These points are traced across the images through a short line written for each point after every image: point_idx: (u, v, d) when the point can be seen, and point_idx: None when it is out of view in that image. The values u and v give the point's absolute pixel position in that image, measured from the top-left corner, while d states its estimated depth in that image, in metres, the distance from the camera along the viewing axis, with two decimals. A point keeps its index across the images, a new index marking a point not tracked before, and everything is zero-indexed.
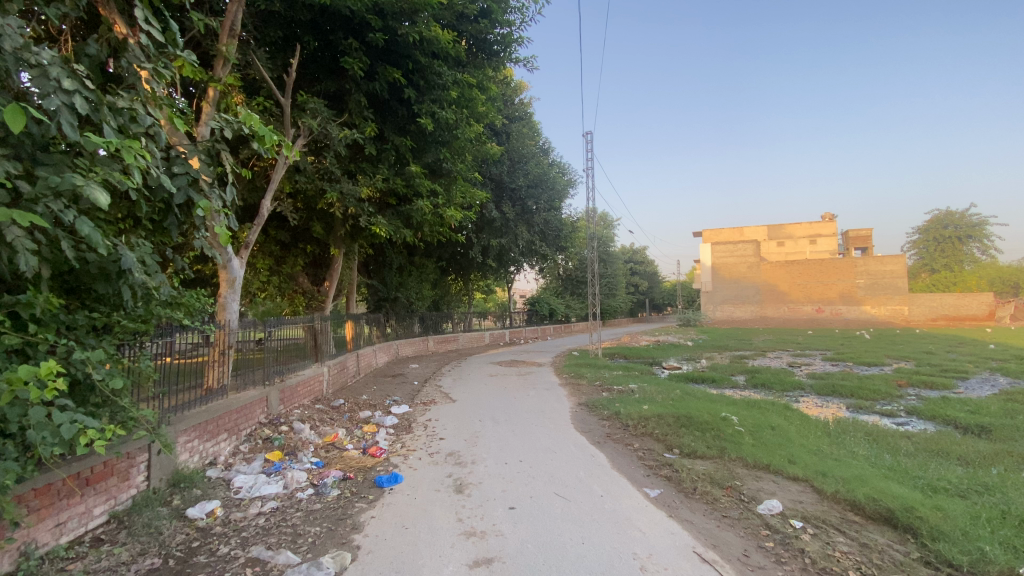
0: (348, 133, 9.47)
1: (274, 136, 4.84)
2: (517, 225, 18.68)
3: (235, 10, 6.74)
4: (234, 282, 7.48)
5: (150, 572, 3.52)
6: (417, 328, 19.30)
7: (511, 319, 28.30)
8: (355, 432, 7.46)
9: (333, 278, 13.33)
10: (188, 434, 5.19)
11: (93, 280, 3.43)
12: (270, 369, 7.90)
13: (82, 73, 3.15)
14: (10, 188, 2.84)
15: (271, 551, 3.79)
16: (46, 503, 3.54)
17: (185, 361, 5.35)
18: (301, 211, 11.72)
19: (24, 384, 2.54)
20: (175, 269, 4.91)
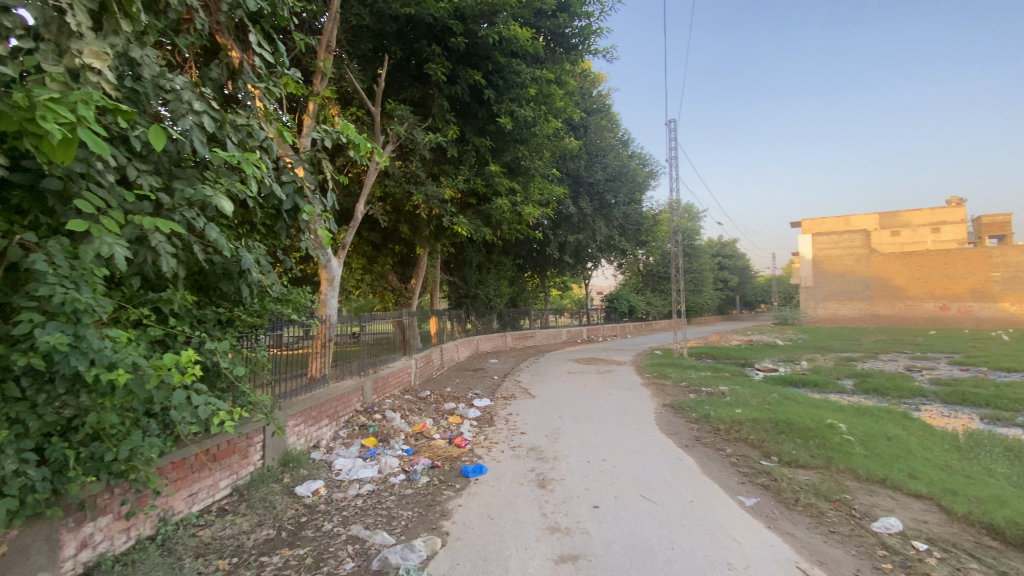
0: (433, 137, 9.83)
1: (368, 143, 5.18)
2: (595, 221, 18.36)
3: (331, 27, 7.24)
4: (332, 280, 8.09)
5: (267, 542, 3.92)
6: (496, 325, 19.66)
7: (589, 316, 27.94)
8: (441, 422, 7.78)
9: (418, 276, 13.96)
10: (296, 418, 5.71)
11: (219, 279, 3.89)
12: (364, 361, 8.47)
13: (208, 95, 3.58)
14: (153, 200, 3.27)
15: (368, 530, 4.07)
16: (182, 475, 4.05)
17: (292, 351, 5.86)
18: (390, 214, 12.40)
19: (170, 370, 2.91)
20: (285, 268, 5.41)
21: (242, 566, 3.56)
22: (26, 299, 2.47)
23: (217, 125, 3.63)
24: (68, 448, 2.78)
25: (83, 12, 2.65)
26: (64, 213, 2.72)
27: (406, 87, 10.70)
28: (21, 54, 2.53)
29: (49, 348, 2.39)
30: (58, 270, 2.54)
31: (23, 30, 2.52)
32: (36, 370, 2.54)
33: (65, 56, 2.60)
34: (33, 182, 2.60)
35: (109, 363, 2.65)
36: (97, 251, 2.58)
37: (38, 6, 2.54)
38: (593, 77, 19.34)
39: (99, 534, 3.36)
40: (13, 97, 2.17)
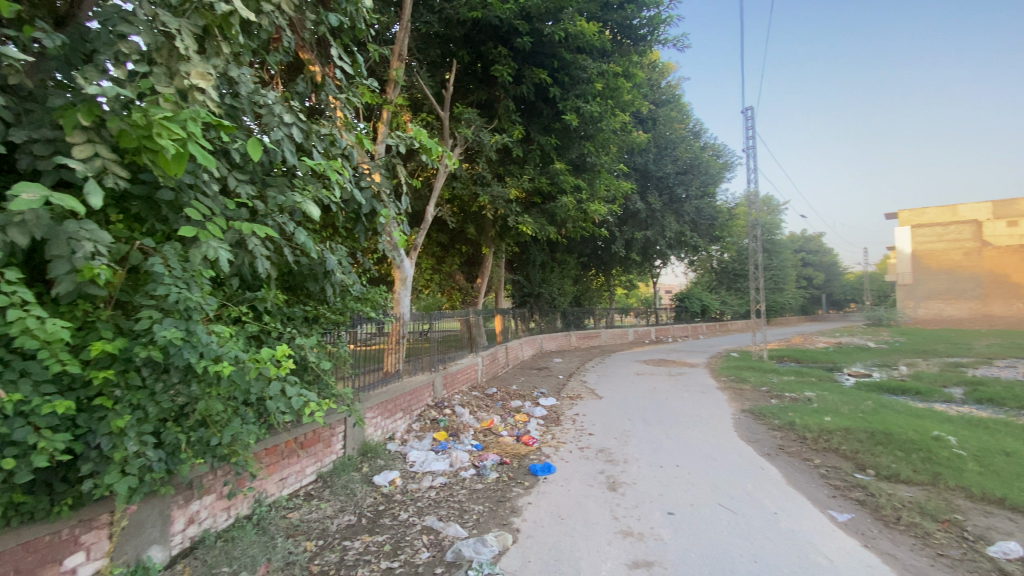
0: (499, 138, 9.93)
1: (439, 147, 5.33)
2: (665, 216, 17.69)
3: (403, 36, 7.52)
4: (405, 279, 8.43)
5: (349, 527, 4.16)
6: (561, 325, 19.55)
7: (657, 316, 27.07)
8: (509, 419, 7.87)
9: (484, 275, 14.19)
10: (373, 411, 6.01)
11: (306, 280, 4.18)
12: (435, 357, 8.75)
13: (296, 109, 3.85)
14: (250, 207, 3.57)
15: (441, 522, 4.19)
16: (274, 460, 4.38)
17: (370, 348, 6.16)
18: (458, 215, 12.71)
19: (266, 363, 3.17)
20: (363, 269, 5.71)
21: (327, 549, 3.80)
22: (147, 298, 2.77)
23: (303, 136, 3.90)
24: (180, 433, 3.09)
25: (189, 37, 2.93)
26: (175, 220, 3.03)
27: (472, 90, 10.88)
28: (138, 77, 2.82)
29: (167, 341, 2.67)
30: (172, 272, 2.83)
31: (139, 55, 2.81)
32: (155, 362, 2.85)
33: (175, 78, 2.88)
34: (150, 193, 2.91)
35: (215, 356, 2.92)
36: (204, 254, 2.85)
37: (152, 34, 2.83)
38: (662, 67, 18.67)
39: (204, 512, 3.71)
40: (133, 117, 2.44)
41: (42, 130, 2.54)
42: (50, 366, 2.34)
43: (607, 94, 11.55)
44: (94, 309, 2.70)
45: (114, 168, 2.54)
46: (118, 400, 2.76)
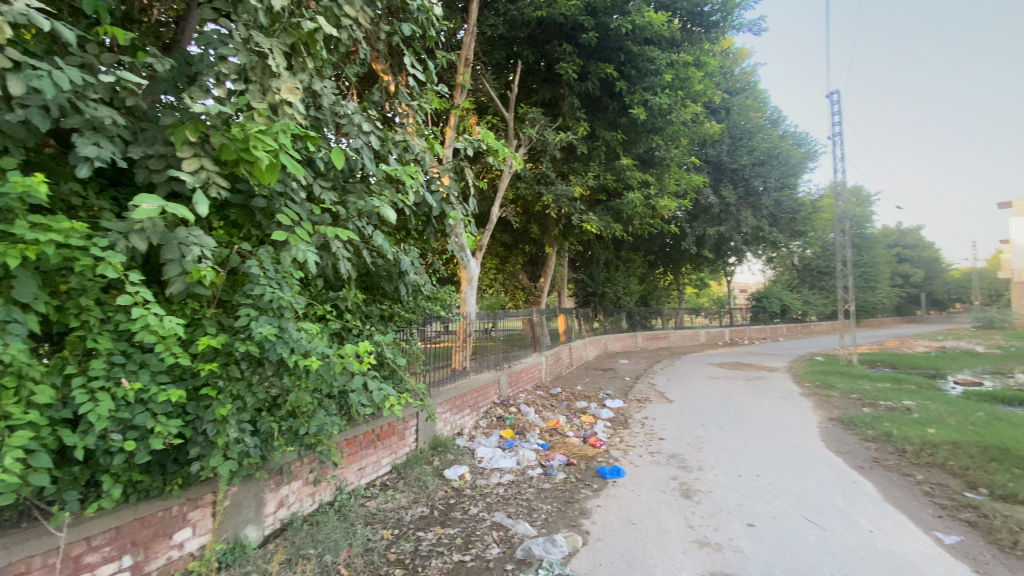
0: (564, 136, 9.86)
1: (506, 148, 5.37)
2: (739, 210, 16.72)
3: (470, 41, 7.67)
4: (472, 278, 8.60)
5: (422, 519, 4.30)
6: (627, 325, 19.11)
7: (730, 317, 25.72)
8: (575, 420, 7.81)
9: (548, 275, 14.16)
10: (443, 407, 6.19)
11: (382, 280, 4.39)
12: (500, 356, 8.88)
13: (372, 117, 4.06)
14: (332, 212, 3.80)
15: (510, 519, 4.23)
16: (354, 450, 4.62)
17: (438, 345, 6.34)
18: (522, 215, 12.78)
19: (349, 358, 3.36)
20: (433, 269, 5.89)
21: (403, 538, 3.96)
22: (245, 297, 3.03)
23: (380, 143, 4.10)
24: (272, 422, 3.34)
25: (280, 55, 3.17)
26: (268, 226, 3.29)
27: (537, 89, 10.89)
28: (235, 94, 3.08)
29: (263, 337, 2.90)
30: (266, 273, 3.07)
31: (236, 74, 3.06)
32: (251, 356, 3.10)
33: (267, 94, 3.11)
34: (246, 201, 3.17)
35: (304, 351, 3.13)
36: (294, 256, 3.07)
37: (247, 54, 3.08)
38: (735, 53, 17.71)
39: (292, 497, 3.99)
40: (232, 132, 2.66)
41: (157, 147, 2.84)
42: (165, 359, 2.61)
43: (676, 85, 11.14)
44: (200, 308, 2.99)
45: (216, 180, 2.79)
46: (221, 390, 3.03)
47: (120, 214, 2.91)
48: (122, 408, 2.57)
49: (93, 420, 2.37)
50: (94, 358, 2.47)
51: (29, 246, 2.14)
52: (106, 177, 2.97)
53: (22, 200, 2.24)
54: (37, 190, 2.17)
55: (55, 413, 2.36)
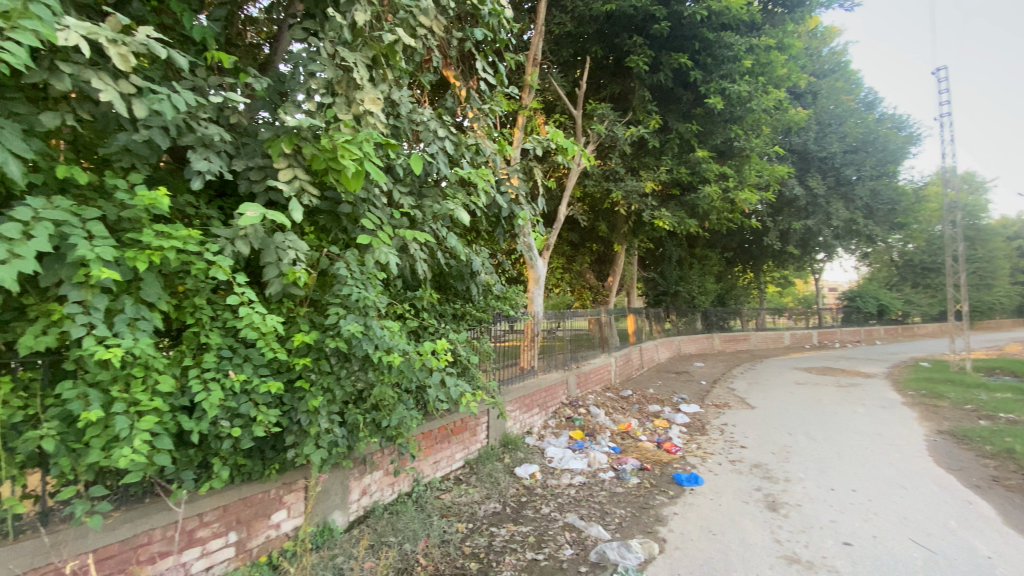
0: (634, 130, 9.61)
1: (576, 146, 5.31)
2: (829, 202, 15.43)
3: (538, 41, 7.67)
4: (539, 278, 8.61)
5: (495, 514, 4.38)
6: (701, 325, 18.28)
7: (818, 318, 23.81)
8: (647, 423, 7.59)
9: (616, 274, 13.86)
10: (513, 405, 6.26)
11: (455, 279, 4.52)
12: (568, 356, 8.82)
13: (447, 122, 4.20)
14: (409, 216, 3.97)
15: (583, 521, 4.20)
16: (430, 444, 4.78)
17: (507, 344, 6.41)
18: (590, 213, 12.62)
19: (428, 355, 3.50)
20: (503, 269, 5.95)
21: (477, 532, 4.04)
22: (334, 297, 3.24)
23: (454, 147, 4.23)
24: (358, 414, 3.54)
25: (363, 68, 3.34)
26: (353, 230, 3.50)
27: (605, 85, 10.69)
28: (324, 108, 3.30)
29: (350, 333, 3.09)
30: (353, 274, 3.27)
31: (325, 88, 3.28)
32: (340, 351, 3.31)
33: (352, 105, 3.30)
34: (334, 207, 3.38)
35: (387, 347, 3.28)
36: (377, 258, 3.26)
37: (333, 69, 3.29)
38: (823, 32, 16.38)
39: (373, 486, 4.21)
40: (322, 142, 2.85)
41: (256, 159, 3.10)
42: (266, 354, 2.85)
43: (756, 71, 10.50)
44: (295, 306, 3.23)
45: (308, 188, 3.01)
46: (313, 382, 3.26)
47: (226, 222, 3.21)
48: (230, 397, 2.83)
49: (206, 407, 2.62)
50: (207, 352, 2.74)
51: (154, 252, 2.40)
52: (214, 188, 3.28)
53: (148, 211, 2.52)
54: (160, 203, 2.44)
55: (175, 401, 2.64)
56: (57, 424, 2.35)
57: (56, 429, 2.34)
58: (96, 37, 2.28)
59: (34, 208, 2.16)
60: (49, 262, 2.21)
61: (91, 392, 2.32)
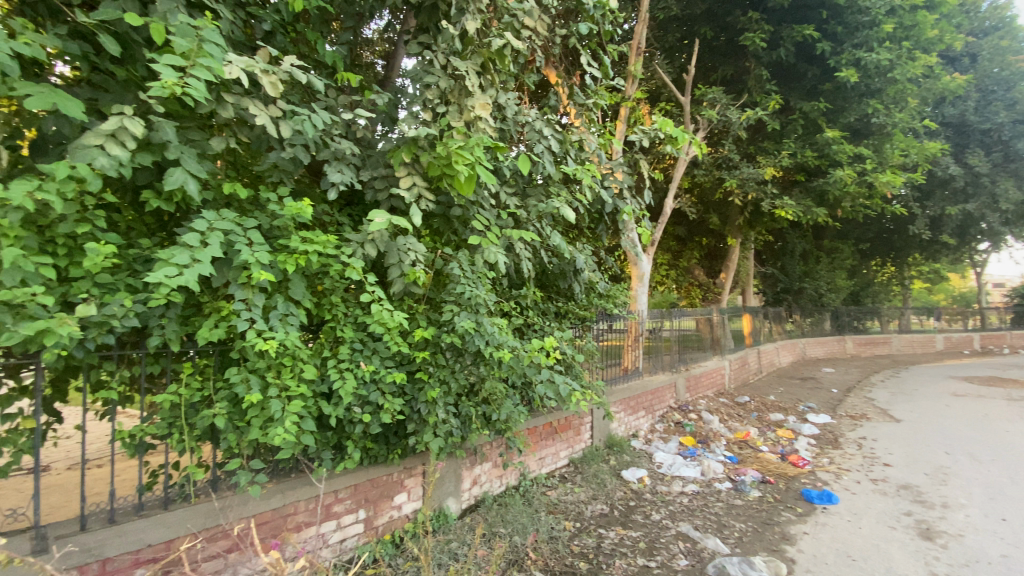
0: (751, 113, 8.86)
1: (686, 135, 5.03)
2: (998, 181, 13.01)
3: (642, 29, 7.42)
4: (643, 276, 8.30)
5: (602, 516, 4.32)
6: (830, 327, 16.38)
7: (983, 319, 20.14)
8: (768, 433, 6.98)
9: (729, 270, 12.90)
10: (618, 406, 6.13)
11: (560, 277, 4.54)
12: (675, 358, 8.41)
13: (552, 120, 4.22)
14: (515, 215, 4.07)
15: (698, 532, 4.00)
16: (535, 440, 4.84)
17: (611, 343, 6.29)
18: (699, 206, 11.91)
19: (537, 352, 3.55)
20: (607, 267, 5.82)
21: (585, 532, 4.02)
22: (449, 295, 3.42)
23: (559, 145, 4.22)
24: (471, 406, 3.71)
25: (473, 75, 3.47)
26: (463, 231, 3.67)
27: (715, 67, 9.99)
28: (437, 116, 3.48)
29: (465, 329, 3.25)
30: (466, 274, 3.44)
31: (439, 98, 3.46)
32: (454, 346, 3.49)
33: (464, 111, 3.44)
34: (446, 210, 3.56)
35: (497, 343, 3.41)
36: (487, 258, 3.39)
37: (446, 79, 3.45)
38: None
39: (483, 476, 4.37)
40: (438, 150, 3.02)
41: (380, 169, 3.37)
42: (391, 347, 3.10)
43: (898, 35, 9.32)
44: (415, 304, 3.46)
45: (425, 194, 3.21)
46: (431, 375, 3.47)
47: (354, 227, 3.52)
48: (362, 386, 3.12)
49: (342, 395, 2.91)
50: (342, 345, 3.05)
51: (300, 256, 2.72)
52: (344, 199, 3.61)
53: (294, 220, 2.85)
54: (305, 212, 2.75)
55: (318, 387, 2.97)
56: (225, 404, 2.75)
57: (225, 408, 2.74)
58: (252, 69, 2.63)
59: (208, 221, 2.54)
60: (219, 266, 2.59)
61: (252, 377, 2.69)
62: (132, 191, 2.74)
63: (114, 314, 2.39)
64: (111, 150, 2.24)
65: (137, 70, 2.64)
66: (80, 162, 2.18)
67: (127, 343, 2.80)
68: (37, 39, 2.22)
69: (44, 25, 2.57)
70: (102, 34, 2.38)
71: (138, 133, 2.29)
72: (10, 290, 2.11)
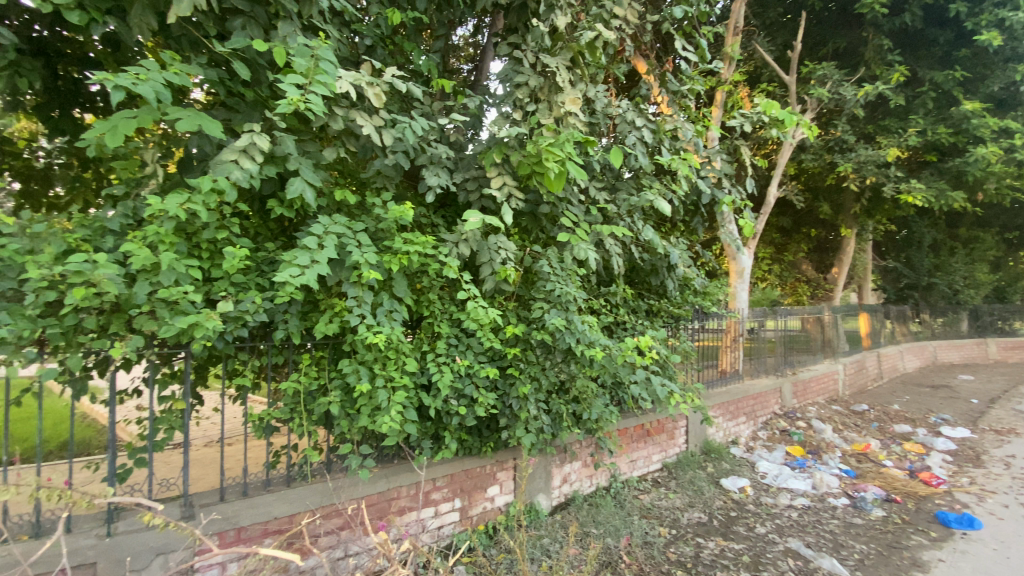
0: (870, 89, 7.94)
1: (795, 116, 4.61)
2: None
3: (740, 7, 6.93)
4: (742, 272, 7.76)
5: (700, 525, 4.13)
6: (968, 328, 14.25)
7: None
8: (892, 446, 6.24)
9: (842, 264, 11.66)
10: (717, 410, 5.79)
11: (652, 273, 4.38)
12: (780, 360, 7.78)
13: (644, 111, 4.07)
14: (604, 211, 3.98)
15: (810, 550, 3.71)
16: (625, 441, 4.71)
17: (707, 343, 5.96)
18: (806, 194, 10.88)
19: (632, 351, 3.44)
20: (703, 262, 5.52)
21: (682, 540, 3.86)
22: (539, 293, 3.43)
23: (652, 136, 4.07)
24: (561, 404, 3.70)
25: (564, 71, 3.43)
26: (552, 228, 3.67)
27: (824, 41, 9.08)
28: (528, 115, 3.50)
29: (556, 327, 3.24)
30: (556, 271, 3.44)
31: (529, 96, 3.47)
32: (545, 343, 3.50)
33: (554, 108, 3.44)
34: (535, 208, 3.58)
35: (589, 341, 3.36)
36: (577, 255, 3.36)
37: (536, 77, 3.45)
38: None
39: (573, 475, 4.34)
40: (528, 148, 3.03)
41: (472, 171, 3.46)
42: (484, 343, 3.18)
43: None
44: (506, 301, 3.51)
45: (516, 192, 3.25)
46: (522, 371, 3.51)
47: (449, 227, 3.66)
48: (458, 379, 3.23)
49: (440, 387, 3.05)
50: (439, 340, 3.18)
51: (402, 255, 2.87)
52: (438, 201, 3.76)
53: (396, 222, 3.01)
54: (406, 214, 2.89)
55: (417, 379, 3.13)
56: (338, 393, 2.99)
57: (338, 397, 2.98)
58: (359, 81, 2.81)
59: (323, 225, 2.75)
60: (333, 266, 2.81)
61: (361, 368, 2.89)
62: (259, 200, 3.05)
63: (248, 310, 2.68)
64: (244, 164, 2.51)
65: (262, 90, 2.93)
66: (219, 176, 2.45)
67: (255, 336, 3.13)
68: (184, 68, 2.54)
69: (187, 57, 2.93)
70: (234, 60, 2.67)
71: (265, 147, 2.54)
72: (167, 289, 2.44)
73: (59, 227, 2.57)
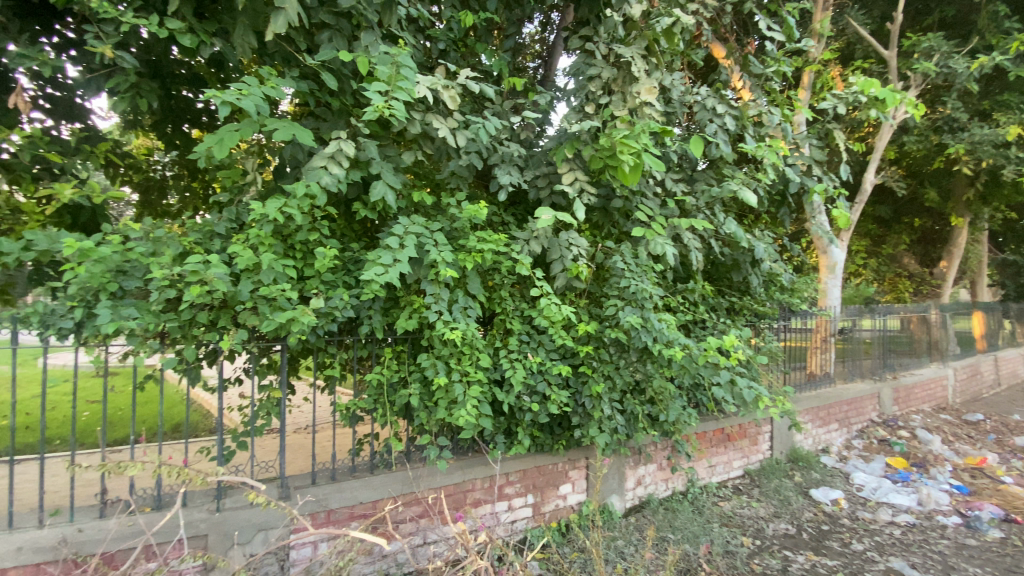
0: (987, 59, 7.04)
1: (899, 94, 4.18)
2: None
3: None
4: (834, 267, 7.14)
5: (788, 537, 3.88)
6: None
7: None
8: (1015, 462, 5.52)
9: (952, 257, 10.46)
10: (805, 416, 5.41)
11: (733, 269, 4.15)
12: (877, 363, 7.11)
13: (724, 98, 3.86)
14: (680, 204, 3.83)
15: (916, 572, 3.39)
16: (704, 446, 4.52)
17: (794, 344, 5.56)
18: (907, 180, 9.84)
19: (714, 351, 3.27)
20: (790, 257, 5.15)
21: (767, 551, 3.66)
22: (612, 290, 3.37)
23: (734, 123, 3.86)
24: (636, 404, 3.62)
25: (639, 60, 3.33)
26: (626, 223, 3.59)
27: (930, 9, 8.17)
28: (601, 109, 3.44)
29: (631, 324, 3.16)
30: (630, 266, 3.35)
31: (603, 89, 3.40)
32: (619, 342, 3.42)
33: (628, 99, 3.35)
34: (607, 203, 3.52)
35: (667, 340, 3.25)
36: (653, 250, 3.26)
37: (609, 69, 3.38)
38: None
39: (648, 478, 4.23)
40: (601, 142, 2.98)
41: (542, 168, 3.46)
42: (557, 339, 3.17)
43: None
44: (578, 298, 3.48)
45: (588, 187, 3.20)
46: (595, 369, 3.47)
47: (520, 224, 3.68)
48: (531, 376, 3.25)
49: (513, 383, 3.08)
50: (512, 336, 3.22)
51: (477, 253, 2.92)
52: (510, 199, 3.79)
53: (471, 220, 3.08)
54: (481, 212, 2.95)
55: (491, 375, 3.18)
56: (417, 386, 3.11)
57: (418, 389, 3.10)
58: (436, 85, 2.90)
59: (404, 224, 2.86)
60: (413, 264, 2.92)
61: (439, 362, 2.99)
62: (344, 203, 3.23)
63: (337, 306, 2.86)
64: (333, 169, 2.67)
65: (347, 99, 3.10)
66: (312, 181, 2.63)
67: (342, 331, 3.32)
68: (279, 82, 2.73)
69: (281, 71, 3.16)
70: (323, 71, 2.84)
71: (351, 153, 2.69)
72: (267, 286, 2.65)
73: (175, 231, 2.85)
